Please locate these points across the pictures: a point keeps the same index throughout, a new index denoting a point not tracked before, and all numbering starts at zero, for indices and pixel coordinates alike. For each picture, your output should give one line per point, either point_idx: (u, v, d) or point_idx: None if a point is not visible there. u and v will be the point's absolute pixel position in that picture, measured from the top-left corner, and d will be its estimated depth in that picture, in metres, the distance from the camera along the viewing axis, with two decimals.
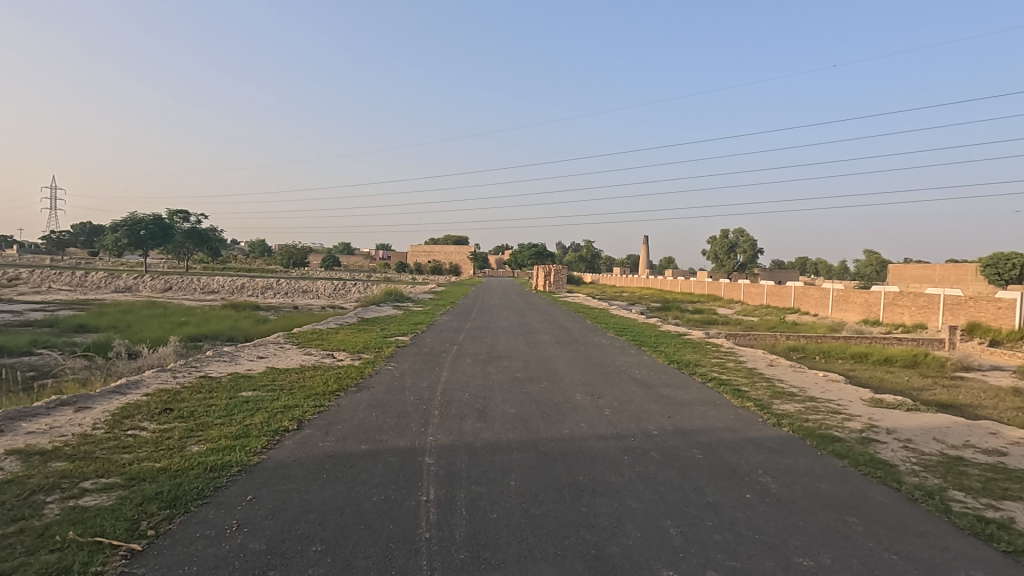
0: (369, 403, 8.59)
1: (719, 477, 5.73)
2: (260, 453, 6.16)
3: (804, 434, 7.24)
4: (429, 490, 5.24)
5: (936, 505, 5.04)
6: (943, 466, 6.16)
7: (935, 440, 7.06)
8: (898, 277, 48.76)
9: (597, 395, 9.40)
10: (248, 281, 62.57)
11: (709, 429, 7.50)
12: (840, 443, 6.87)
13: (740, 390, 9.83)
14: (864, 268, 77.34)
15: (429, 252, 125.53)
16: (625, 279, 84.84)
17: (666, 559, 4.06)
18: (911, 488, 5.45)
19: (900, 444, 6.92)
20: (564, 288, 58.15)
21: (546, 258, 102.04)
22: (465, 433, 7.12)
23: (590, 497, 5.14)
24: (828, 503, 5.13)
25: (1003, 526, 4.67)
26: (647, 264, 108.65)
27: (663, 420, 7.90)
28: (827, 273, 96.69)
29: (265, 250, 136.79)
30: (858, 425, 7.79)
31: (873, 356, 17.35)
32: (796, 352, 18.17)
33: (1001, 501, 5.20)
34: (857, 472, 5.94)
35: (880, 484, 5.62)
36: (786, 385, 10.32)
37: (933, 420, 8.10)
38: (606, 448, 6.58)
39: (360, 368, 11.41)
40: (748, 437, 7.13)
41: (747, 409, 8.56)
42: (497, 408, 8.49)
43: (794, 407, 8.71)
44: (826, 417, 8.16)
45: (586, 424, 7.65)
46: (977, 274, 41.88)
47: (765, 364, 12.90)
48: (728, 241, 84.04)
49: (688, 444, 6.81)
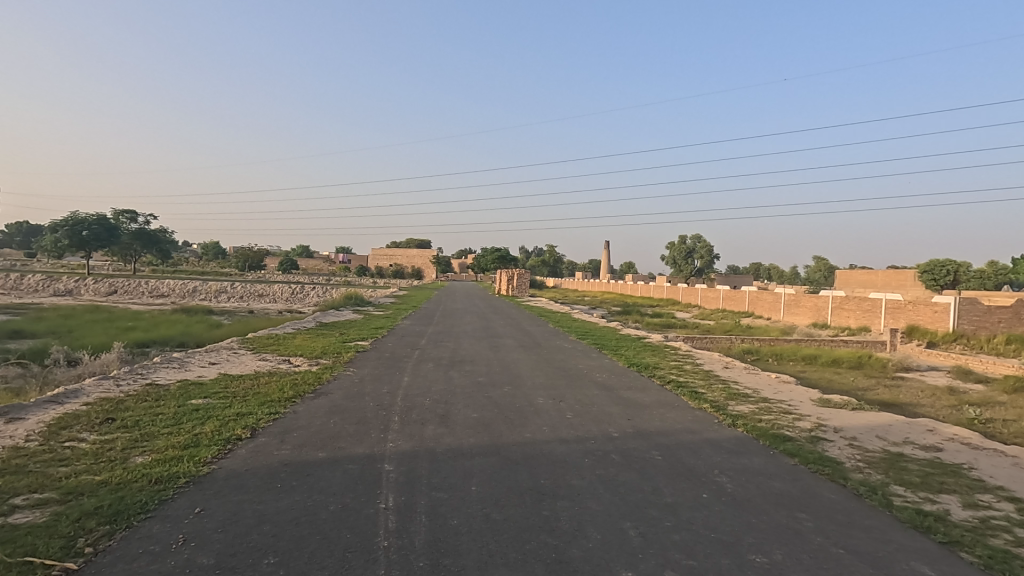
0: (328, 410, 8.38)
1: (677, 477, 5.85)
2: (210, 463, 5.92)
3: (758, 434, 7.46)
4: (388, 498, 5.13)
5: (880, 500, 5.28)
6: (885, 461, 6.47)
7: (879, 438, 7.39)
8: (845, 283, 51.09)
9: (558, 398, 9.49)
10: (199, 284, 60.42)
11: (668, 430, 7.66)
12: (792, 442, 7.10)
13: (697, 392, 10.05)
14: (813, 274, 81.17)
15: (390, 255, 124.52)
16: (585, 283, 85.52)
17: (625, 560, 4.10)
18: (856, 484, 5.69)
19: (847, 442, 7.20)
20: (527, 292, 58.31)
21: (508, 262, 103.10)
22: (426, 439, 7.03)
23: (551, 500, 5.15)
24: (780, 500, 5.31)
25: (940, 518, 4.93)
26: (609, 267, 110.28)
27: (623, 422, 8.02)
28: (779, 278, 100.63)
29: (220, 251, 133.70)
30: (807, 424, 8.09)
31: (822, 358, 18.09)
32: (750, 355, 18.77)
33: (938, 494, 5.48)
34: (807, 470, 6.16)
35: (829, 481, 5.85)
36: (740, 387, 10.65)
37: (876, 419, 8.47)
38: (568, 452, 6.63)
39: (318, 373, 11.12)
40: (706, 438, 7.30)
41: (703, 410, 8.78)
42: (459, 412, 8.44)
43: (748, 407, 8.99)
44: (778, 417, 8.44)
45: (548, 428, 7.67)
46: (915, 280, 44.48)
47: (721, 366, 13.28)
48: (686, 246, 86.12)
49: (647, 446, 6.92)
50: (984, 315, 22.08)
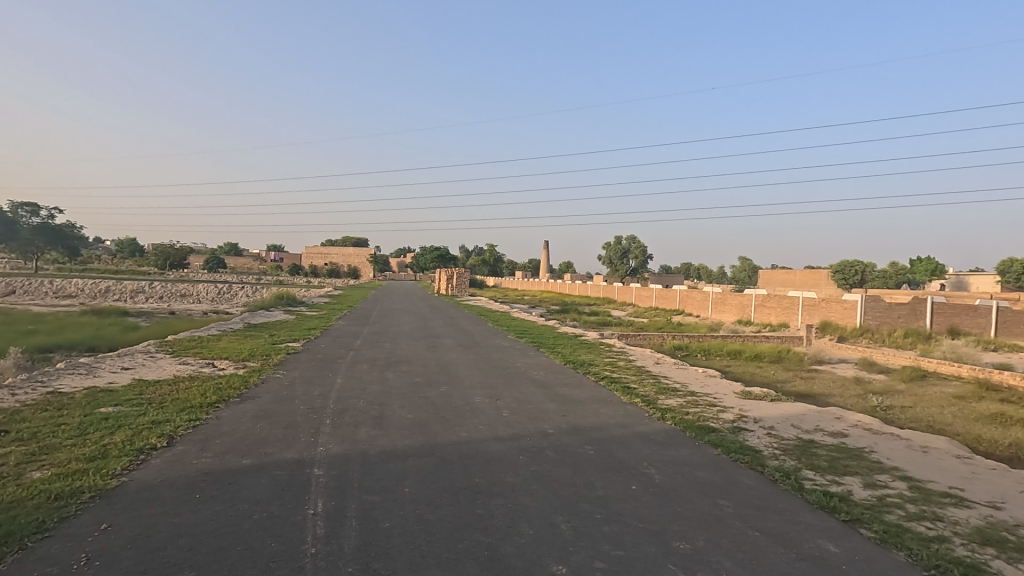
0: (254, 415, 8.01)
1: (609, 471, 6.02)
2: (119, 475, 5.51)
3: (685, 426, 7.80)
4: (317, 503, 4.97)
5: (793, 484, 5.66)
6: (798, 448, 6.93)
7: (793, 426, 7.91)
8: (767, 282, 54.30)
9: (495, 396, 9.51)
10: (112, 283, 56.13)
11: (600, 425, 7.87)
12: (715, 433, 7.47)
13: (630, 387, 10.38)
14: (738, 274, 85.72)
15: (325, 253, 120.52)
16: (524, 283, 86.25)
17: (556, 554, 4.17)
18: (772, 470, 6.07)
19: (765, 431, 7.66)
20: (467, 292, 58.13)
21: (448, 262, 102.48)
22: (359, 441, 6.86)
23: (485, 499, 5.16)
24: (704, 489, 5.58)
25: (844, 498, 5.35)
26: (548, 267, 111.80)
27: (558, 419, 8.16)
28: (708, 277, 105.56)
29: (137, 247, 124.81)
30: (730, 415, 8.54)
31: (746, 353, 19.15)
32: (680, 350, 19.59)
33: (843, 477, 5.94)
34: (728, 459, 6.50)
35: (748, 468, 6.21)
36: (669, 381, 11.11)
37: (792, 408, 9.07)
38: (503, 449, 6.66)
39: (244, 377, 10.59)
40: (637, 432, 7.56)
41: (635, 404, 9.08)
42: (394, 413, 8.29)
43: (677, 401, 9.39)
44: (704, 410, 8.86)
45: (484, 427, 7.68)
46: (828, 279, 47.90)
47: (653, 362, 13.78)
48: (622, 246, 88.64)
49: (581, 441, 7.08)
50: (886, 311, 24.14)
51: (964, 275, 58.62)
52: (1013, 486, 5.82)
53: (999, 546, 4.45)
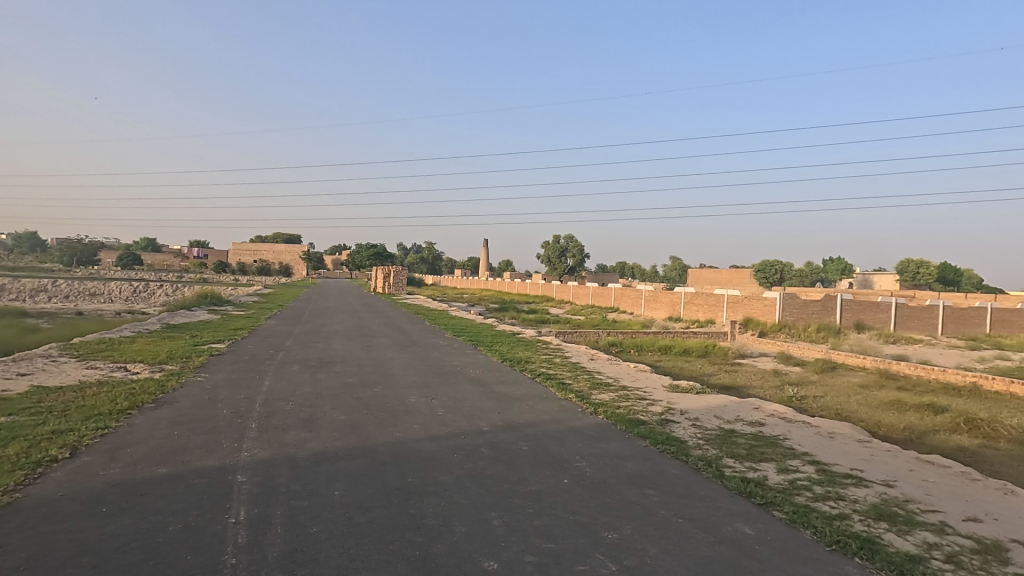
0: (171, 421, 7.54)
1: (542, 466, 6.12)
2: (13, 491, 5.03)
3: (616, 420, 8.04)
4: (240, 511, 4.75)
5: (714, 472, 5.97)
6: (720, 437, 7.33)
7: (716, 417, 8.34)
8: (695, 281, 56.86)
9: (431, 395, 9.44)
10: (8, 281, 51.05)
11: (535, 421, 7.97)
12: (644, 426, 7.76)
13: (564, 383, 10.60)
14: (669, 272, 89.22)
15: (254, 250, 114.94)
16: (464, 281, 85.95)
17: (489, 550, 4.20)
18: (696, 459, 6.37)
19: (690, 422, 8.04)
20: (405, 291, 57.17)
21: (385, 260, 100.49)
22: (286, 445, 6.61)
23: (418, 498, 5.12)
24: (632, 479, 5.79)
25: (759, 483, 5.70)
26: (487, 265, 111.96)
27: (494, 416, 8.20)
28: (641, 275, 109.29)
29: (38, 242, 114.15)
30: (659, 408, 8.90)
31: (675, 348, 20.00)
32: (615, 347, 20.17)
33: (759, 463, 6.33)
34: (656, 450, 6.77)
35: (673, 458, 6.49)
36: (603, 377, 11.42)
37: (715, 400, 9.57)
38: (438, 448, 6.63)
39: (161, 381, 9.94)
40: (570, 426, 7.72)
41: (569, 400, 9.28)
42: (325, 415, 8.05)
43: (609, 395, 9.67)
44: (634, 403, 9.18)
45: (419, 426, 7.59)
46: (750, 277, 50.82)
47: (587, 358, 14.12)
48: (560, 245, 90.12)
49: (515, 437, 7.15)
50: (801, 307, 25.87)
51: (869, 275, 63.77)
52: (904, 466, 6.41)
53: (891, 520, 4.90)
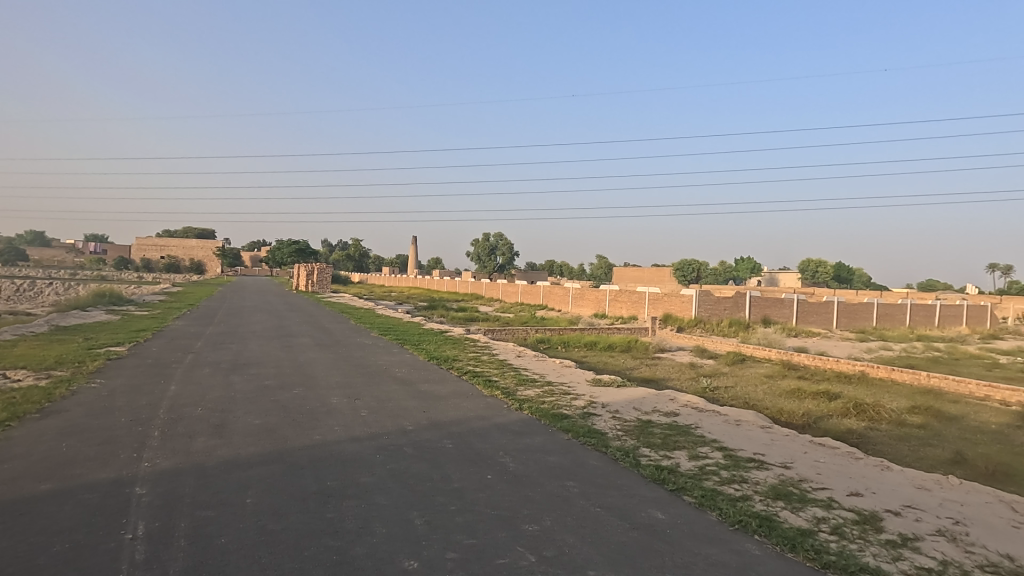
0: (59, 432, 6.86)
1: (465, 463, 6.13)
2: None
3: (540, 415, 8.19)
4: (138, 525, 4.41)
5: (631, 461, 6.23)
6: (638, 428, 7.65)
7: (635, 409, 8.71)
8: (620, 279, 58.88)
9: (354, 396, 9.19)
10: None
11: (461, 419, 7.97)
12: (567, 420, 7.96)
13: (491, 380, 10.66)
14: (595, 270, 91.82)
15: (161, 245, 106.67)
16: (392, 279, 84.18)
17: (409, 550, 4.15)
18: (614, 450, 6.62)
19: (611, 415, 8.34)
20: (329, 289, 55.12)
21: (308, 256, 96.50)
22: (194, 453, 6.21)
23: (337, 502, 4.97)
24: (554, 472, 5.92)
25: (672, 470, 6.01)
26: (416, 263, 110.30)
27: (419, 415, 8.11)
28: (569, 273, 111.84)
29: None
30: (582, 402, 9.16)
31: (600, 344, 20.64)
32: (542, 343, 20.51)
33: (672, 451, 6.68)
34: (578, 443, 6.97)
35: (594, 450, 6.70)
36: (529, 373, 11.60)
37: (635, 393, 9.98)
38: (359, 450, 6.47)
39: (48, 388, 9.01)
40: (495, 423, 7.78)
41: (495, 397, 9.34)
42: (238, 420, 7.62)
43: (534, 391, 9.84)
44: (559, 398, 9.39)
45: (341, 428, 7.36)
46: (670, 276, 53.30)
47: (515, 355, 14.28)
48: (489, 243, 90.34)
49: (440, 436, 7.11)
50: (715, 304, 27.48)
51: (776, 273, 68.72)
52: (800, 448, 6.99)
53: (786, 499, 5.33)
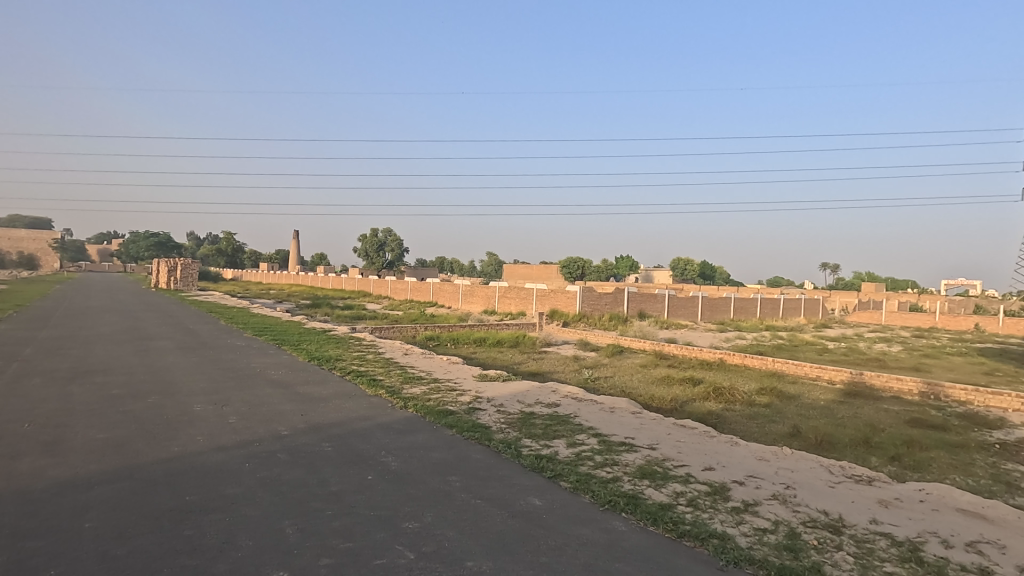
0: None
1: (345, 465, 5.93)
2: None
3: (425, 412, 8.14)
4: None
5: (512, 452, 6.42)
6: (520, 420, 7.89)
7: (518, 402, 8.96)
8: (509, 276, 60.04)
9: (222, 402, 8.48)
10: None
11: (341, 420, 7.68)
12: (452, 415, 8.00)
13: (375, 379, 10.39)
14: (486, 267, 92.80)
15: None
16: (271, 275, 78.58)
17: (279, 560, 3.94)
18: (497, 443, 6.77)
19: (495, 409, 8.51)
20: (196, 287, 50.20)
21: (170, 250, 87.04)
22: (17, 476, 5.36)
23: (198, 517, 4.57)
24: (436, 468, 5.92)
25: (550, 458, 6.28)
26: (298, 258, 104.04)
27: (296, 419, 7.68)
28: (460, 270, 111.96)
29: None
30: (467, 398, 9.24)
31: (489, 340, 20.93)
32: (431, 341, 20.35)
33: (552, 440, 6.98)
34: (462, 438, 7.03)
35: (477, 444, 6.81)
36: (415, 371, 11.46)
37: (519, 386, 10.27)
38: (226, 459, 5.99)
39: None
40: (378, 423, 7.60)
41: (379, 396, 9.12)
42: (77, 436, 6.70)
43: (420, 389, 9.75)
44: (445, 395, 9.39)
45: (204, 438, 6.76)
46: (557, 273, 55.36)
47: (401, 353, 14.03)
48: (378, 239, 87.66)
49: (318, 439, 6.80)
50: (597, 299, 29.05)
51: (651, 270, 74.19)
52: (665, 430, 7.64)
53: (651, 477, 5.80)
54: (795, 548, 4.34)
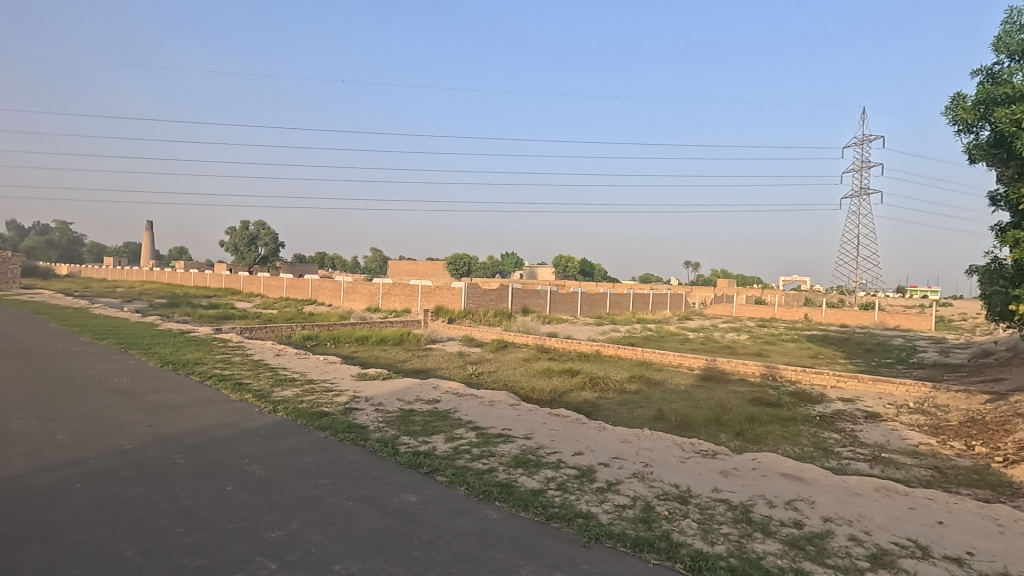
0: None
1: (200, 477, 5.45)
2: None
3: (296, 415, 7.71)
4: None
5: (388, 451, 6.31)
6: (399, 418, 7.77)
7: (398, 400, 8.82)
8: (394, 273, 58.69)
9: (48, 416, 7.37)
10: None
11: (199, 429, 7.03)
12: (326, 417, 7.67)
13: (241, 383, 9.64)
14: (370, 263, 89.82)
15: None
16: (118, 271, 69.47)
17: None
18: (373, 442, 6.62)
19: (373, 408, 8.30)
20: (18, 284, 42.87)
21: None
22: None
23: (12, 550, 3.95)
24: (305, 472, 5.66)
25: (428, 454, 6.27)
26: (152, 252, 93.03)
27: (143, 430, 6.90)
28: (343, 266, 107.29)
29: None
30: (344, 398, 8.90)
31: (371, 338, 20.30)
32: (309, 340, 19.30)
33: (430, 437, 6.96)
34: (335, 439, 6.77)
35: (352, 444, 6.60)
36: (288, 372, 10.80)
37: (400, 384, 10.11)
38: (51, 481, 5.23)
39: None
40: (242, 429, 7.07)
41: (245, 401, 8.48)
42: None
43: (292, 391, 9.21)
44: (319, 396, 8.97)
45: (23, 459, 5.83)
46: (443, 269, 55.09)
47: (273, 354, 13.15)
48: (250, 233, 81.16)
49: (170, 451, 6.17)
50: (482, 295, 29.39)
51: (535, 266, 76.61)
52: (540, 420, 7.96)
53: (524, 465, 6.03)
54: (649, 520, 4.76)
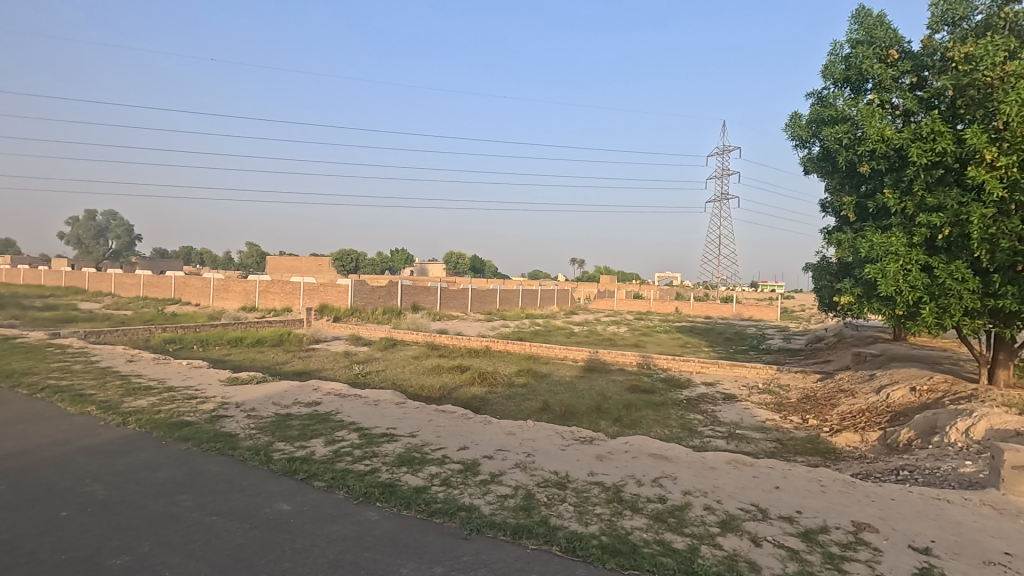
0: None
1: (25, 505, 4.71)
2: None
3: (152, 427, 6.92)
4: None
5: (260, 459, 5.90)
6: (274, 424, 7.29)
7: (273, 404, 8.26)
8: (273, 269, 54.91)
9: None
10: None
11: (26, 450, 6.06)
12: (188, 427, 6.98)
13: (82, 394, 8.46)
14: (246, 258, 83.22)
15: None
16: None
17: None
18: (242, 451, 6.14)
19: (244, 414, 7.70)
20: None
21: None
22: None
23: None
24: (161, 489, 5.12)
25: (305, 459, 5.95)
26: None
27: None
28: (213, 262, 98.31)
29: None
30: (211, 405, 8.17)
31: (246, 339, 18.81)
32: (171, 344, 17.41)
33: (308, 441, 6.62)
34: (199, 450, 6.20)
35: (218, 455, 6.08)
36: (143, 380, 9.67)
37: (276, 387, 9.49)
38: None
39: None
40: (83, 446, 6.22)
41: (87, 414, 7.45)
42: None
43: (147, 400, 8.26)
44: (180, 404, 8.13)
45: None
46: (328, 266, 52.60)
47: (125, 360, 11.70)
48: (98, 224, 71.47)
49: None
50: (369, 293, 28.43)
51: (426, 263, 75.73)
52: (426, 417, 7.89)
53: (408, 464, 5.95)
54: (529, 508, 4.93)
